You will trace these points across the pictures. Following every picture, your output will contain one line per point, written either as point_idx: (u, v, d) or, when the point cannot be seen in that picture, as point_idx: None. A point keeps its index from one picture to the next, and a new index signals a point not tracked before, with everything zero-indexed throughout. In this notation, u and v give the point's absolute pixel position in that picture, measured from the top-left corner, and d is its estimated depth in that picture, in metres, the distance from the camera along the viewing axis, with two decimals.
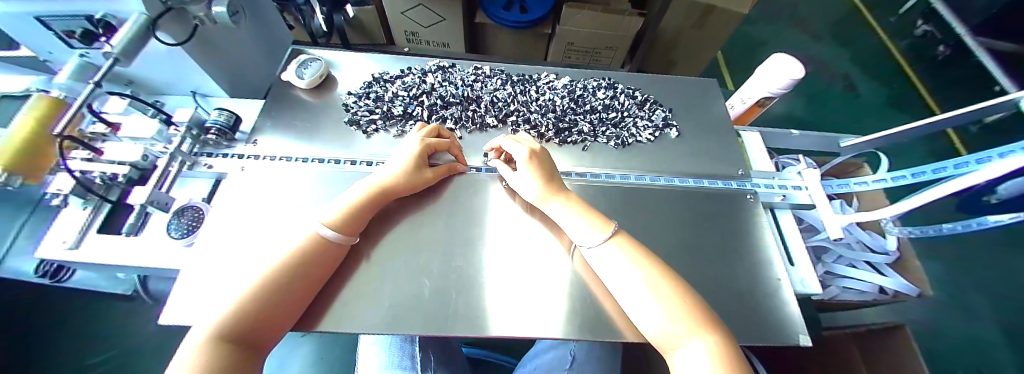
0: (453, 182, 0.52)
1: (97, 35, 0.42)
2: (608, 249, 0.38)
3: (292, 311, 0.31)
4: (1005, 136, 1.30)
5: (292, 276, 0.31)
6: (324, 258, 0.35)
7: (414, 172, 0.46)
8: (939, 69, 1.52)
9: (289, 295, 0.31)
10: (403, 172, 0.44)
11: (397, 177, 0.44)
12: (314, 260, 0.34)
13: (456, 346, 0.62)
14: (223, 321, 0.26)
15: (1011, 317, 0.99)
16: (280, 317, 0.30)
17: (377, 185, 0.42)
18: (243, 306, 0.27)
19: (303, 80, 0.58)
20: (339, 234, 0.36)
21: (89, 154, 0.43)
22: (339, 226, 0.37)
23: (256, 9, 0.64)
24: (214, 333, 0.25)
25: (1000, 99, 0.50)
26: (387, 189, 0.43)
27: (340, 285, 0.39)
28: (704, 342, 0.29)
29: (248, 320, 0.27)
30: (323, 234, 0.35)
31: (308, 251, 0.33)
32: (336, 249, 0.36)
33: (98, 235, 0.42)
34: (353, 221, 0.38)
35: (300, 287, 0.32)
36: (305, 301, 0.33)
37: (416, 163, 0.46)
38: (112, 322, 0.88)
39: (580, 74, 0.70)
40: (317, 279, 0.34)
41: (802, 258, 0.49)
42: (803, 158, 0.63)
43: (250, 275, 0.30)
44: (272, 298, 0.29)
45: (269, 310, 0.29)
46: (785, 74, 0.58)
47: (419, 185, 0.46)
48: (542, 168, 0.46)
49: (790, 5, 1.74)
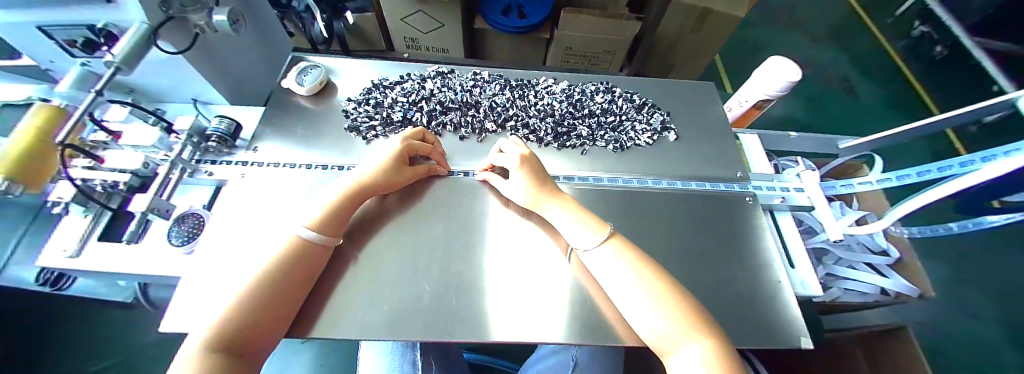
0: (438, 183, 0.52)
1: (98, 43, 0.43)
2: (604, 252, 0.38)
3: (283, 318, 0.31)
4: (1004, 136, 1.30)
5: (274, 288, 0.30)
6: (305, 261, 0.34)
7: (394, 171, 0.46)
8: (936, 71, 1.53)
9: (277, 303, 0.30)
10: (382, 168, 0.45)
11: (375, 175, 0.44)
12: (298, 265, 0.34)
13: (456, 350, 0.61)
14: (214, 330, 0.26)
15: (1016, 319, 0.98)
16: (272, 321, 0.30)
17: (357, 182, 0.42)
18: (234, 312, 0.27)
19: (303, 87, 0.58)
20: (321, 235, 0.36)
21: (91, 162, 0.44)
22: (320, 226, 0.37)
23: (256, 16, 0.64)
24: (207, 339, 0.25)
25: (997, 99, 0.50)
26: (367, 185, 0.43)
27: (335, 285, 0.39)
28: (700, 345, 0.29)
29: (242, 326, 0.27)
30: (304, 236, 0.35)
31: (291, 256, 0.33)
32: (318, 251, 0.36)
33: (99, 243, 0.42)
34: (333, 222, 0.38)
35: (289, 295, 0.32)
36: (293, 305, 0.33)
37: (394, 164, 0.46)
38: (113, 327, 0.88)
39: (578, 78, 0.70)
40: (304, 282, 0.34)
41: (803, 260, 0.49)
42: (802, 160, 0.63)
43: (236, 284, 0.30)
44: (264, 306, 0.29)
45: (260, 317, 0.29)
46: (783, 77, 0.58)
47: (401, 181, 0.47)
48: (534, 172, 0.46)
49: (787, 8, 1.76)
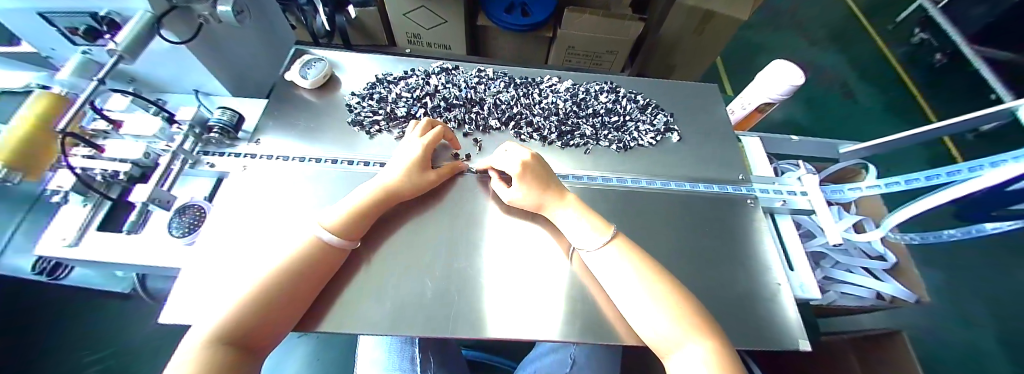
0: (457, 181, 0.52)
1: (101, 32, 0.42)
2: (609, 252, 0.38)
3: (291, 316, 0.31)
4: (1000, 145, 1.31)
5: (284, 284, 0.30)
6: (321, 263, 0.34)
7: (417, 174, 0.45)
8: (934, 79, 1.54)
9: (286, 302, 0.30)
10: (405, 175, 0.44)
11: (403, 177, 0.44)
12: (313, 262, 0.33)
13: (455, 346, 0.62)
14: (221, 324, 0.26)
15: (1009, 326, 1.00)
16: (278, 320, 0.29)
17: (382, 188, 0.42)
18: (238, 309, 0.27)
19: (307, 80, 0.58)
20: (340, 238, 0.36)
21: (91, 151, 0.43)
22: (341, 231, 0.36)
23: (260, 8, 0.64)
24: (212, 334, 0.25)
25: (996, 107, 0.50)
26: (388, 191, 0.42)
27: (343, 284, 0.39)
28: (701, 346, 0.29)
29: (248, 321, 0.27)
30: (323, 238, 0.35)
31: (308, 255, 0.33)
32: (334, 254, 0.36)
33: (99, 233, 0.42)
34: (356, 226, 0.38)
35: (301, 293, 0.32)
36: (303, 303, 0.32)
37: (416, 167, 0.46)
38: (111, 318, 0.87)
39: (582, 77, 0.70)
40: (314, 281, 0.33)
41: (802, 263, 0.50)
42: (803, 163, 0.63)
43: (246, 281, 0.30)
44: (271, 301, 0.29)
45: (268, 315, 0.28)
46: (786, 80, 0.58)
47: (424, 187, 0.46)
48: (537, 181, 0.44)
49: (789, 12, 1.76)
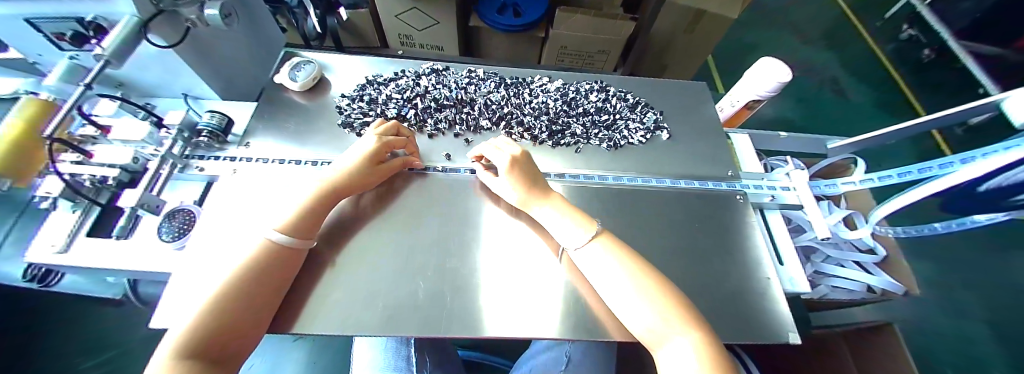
0: (426, 179, 0.52)
1: (88, 37, 0.42)
2: (593, 249, 0.38)
3: (256, 323, 0.30)
4: (989, 138, 1.33)
5: (245, 290, 0.30)
6: (279, 265, 0.34)
7: (367, 171, 0.45)
8: (924, 74, 1.56)
9: (248, 308, 0.30)
10: (355, 167, 0.44)
11: (348, 172, 0.43)
12: (269, 269, 0.33)
13: (451, 345, 0.62)
14: (185, 337, 0.25)
15: (1000, 318, 1.01)
16: (244, 328, 0.29)
17: (326, 182, 0.41)
18: (202, 317, 0.27)
19: (296, 83, 0.58)
20: (291, 237, 0.35)
21: (79, 157, 0.43)
22: (291, 229, 0.36)
23: (250, 12, 0.65)
24: (176, 347, 0.24)
25: (983, 101, 0.51)
26: (341, 186, 0.42)
27: (312, 286, 0.38)
28: (689, 338, 0.30)
29: (214, 332, 0.26)
30: (274, 239, 0.34)
31: (260, 260, 0.32)
32: (291, 255, 0.35)
33: (88, 238, 0.42)
34: (308, 225, 0.37)
35: (260, 302, 0.31)
36: (271, 305, 0.32)
37: (368, 161, 0.45)
38: (104, 323, 0.87)
39: (573, 76, 0.71)
40: (274, 288, 0.33)
41: (791, 258, 0.50)
42: (792, 159, 0.64)
43: (208, 288, 0.29)
44: (237, 302, 0.29)
45: (235, 321, 0.28)
46: (773, 77, 0.58)
47: (372, 180, 0.46)
48: (524, 174, 0.45)
49: (780, 10, 1.78)
